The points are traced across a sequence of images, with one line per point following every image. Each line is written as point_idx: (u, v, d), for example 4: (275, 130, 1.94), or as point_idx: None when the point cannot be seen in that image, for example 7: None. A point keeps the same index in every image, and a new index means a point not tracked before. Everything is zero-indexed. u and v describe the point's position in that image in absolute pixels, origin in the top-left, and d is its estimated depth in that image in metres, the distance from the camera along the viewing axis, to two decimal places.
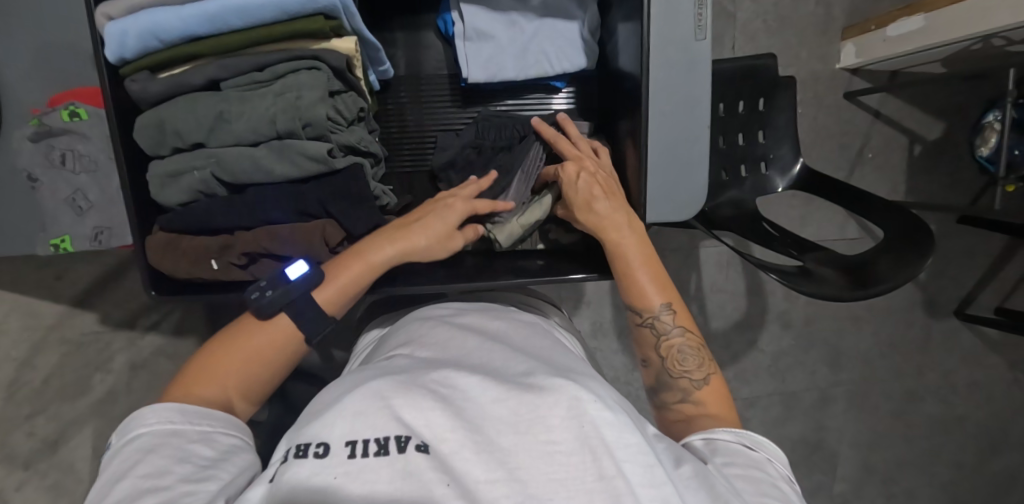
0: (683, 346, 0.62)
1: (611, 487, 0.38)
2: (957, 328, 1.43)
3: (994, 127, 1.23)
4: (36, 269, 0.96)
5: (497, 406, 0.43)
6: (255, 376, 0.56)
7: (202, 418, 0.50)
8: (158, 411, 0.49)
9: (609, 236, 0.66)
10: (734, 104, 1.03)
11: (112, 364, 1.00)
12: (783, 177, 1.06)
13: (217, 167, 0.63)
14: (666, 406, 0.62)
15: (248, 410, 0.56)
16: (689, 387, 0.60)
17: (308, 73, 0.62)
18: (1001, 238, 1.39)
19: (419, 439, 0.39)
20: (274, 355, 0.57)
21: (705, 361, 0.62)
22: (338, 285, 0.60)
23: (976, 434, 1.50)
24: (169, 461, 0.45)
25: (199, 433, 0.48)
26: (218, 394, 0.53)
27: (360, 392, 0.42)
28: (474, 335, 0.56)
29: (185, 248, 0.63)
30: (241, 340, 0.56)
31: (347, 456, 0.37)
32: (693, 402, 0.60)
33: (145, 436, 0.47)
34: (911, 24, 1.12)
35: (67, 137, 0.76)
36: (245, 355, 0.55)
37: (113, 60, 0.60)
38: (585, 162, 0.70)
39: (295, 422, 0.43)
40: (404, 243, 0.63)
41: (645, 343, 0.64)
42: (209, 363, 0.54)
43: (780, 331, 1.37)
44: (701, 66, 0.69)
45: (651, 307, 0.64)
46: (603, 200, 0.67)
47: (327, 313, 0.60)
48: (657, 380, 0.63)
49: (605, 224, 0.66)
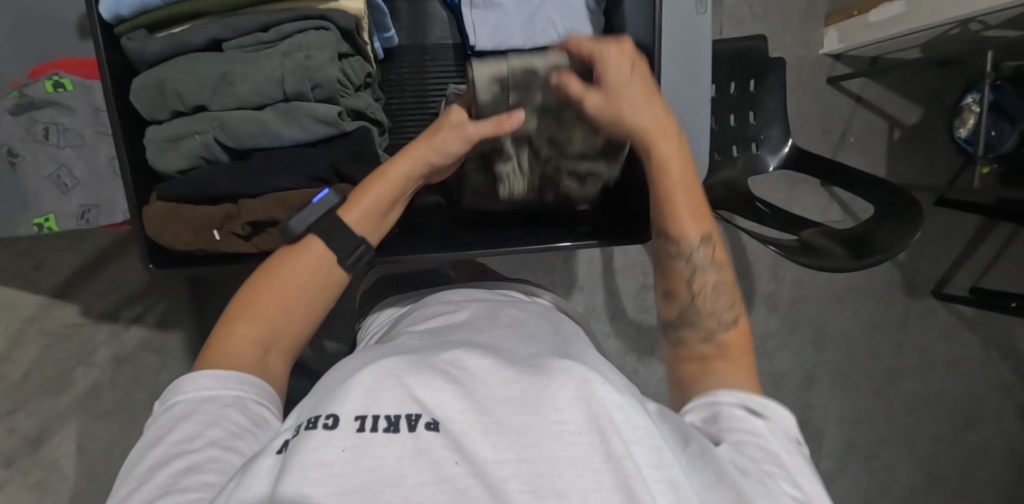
0: (716, 283, 0.60)
1: (619, 469, 0.36)
2: (933, 307, 1.47)
3: (973, 109, 1.25)
4: (13, 258, 0.92)
5: (506, 388, 0.41)
6: (293, 308, 0.53)
7: (235, 384, 0.48)
8: (195, 378, 0.48)
9: (660, 152, 0.60)
10: (727, 84, 1.04)
11: (95, 357, 0.98)
12: (774, 156, 1.06)
13: (220, 131, 0.61)
14: (684, 344, 0.59)
15: (292, 347, 0.54)
16: (717, 327, 0.58)
17: (316, 33, 0.60)
18: (975, 219, 1.43)
19: (430, 417, 0.37)
20: (310, 282, 0.55)
21: (735, 302, 0.60)
22: (364, 203, 0.59)
23: (952, 409, 1.54)
24: (201, 426, 0.44)
25: (232, 398, 0.47)
26: (255, 329, 0.51)
27: (373, 371, 0.41)
28: (483, 321, 0.54)
29: (184, 217, 0.61)
30: (277, 270, 0.54)
31: (357, 430, 0.36)
32: (716, 344, 0.57)
33: (178, 403, 0.46)
34: (891, 10, 1.14)
35: (49, 110, 0.74)
36: (282, 287, 0.53)
37: (108, 17, 0.57)
38: (632, 53, 0.61)
39: (307, 397, 0.43)
40: (415, 152, 0.61)
41: (677, 276, 0.60)
42: (249, 299, 0.52)
43: (767, 312, 1.40)
44: (702, 40, 0.70)
45: (689, 235, 0.60)
46: (650, 104, 0.61)
47: (357, 233, 0.58)
48: (680, 314, 0.60)
49: (653, 133, 0.60)
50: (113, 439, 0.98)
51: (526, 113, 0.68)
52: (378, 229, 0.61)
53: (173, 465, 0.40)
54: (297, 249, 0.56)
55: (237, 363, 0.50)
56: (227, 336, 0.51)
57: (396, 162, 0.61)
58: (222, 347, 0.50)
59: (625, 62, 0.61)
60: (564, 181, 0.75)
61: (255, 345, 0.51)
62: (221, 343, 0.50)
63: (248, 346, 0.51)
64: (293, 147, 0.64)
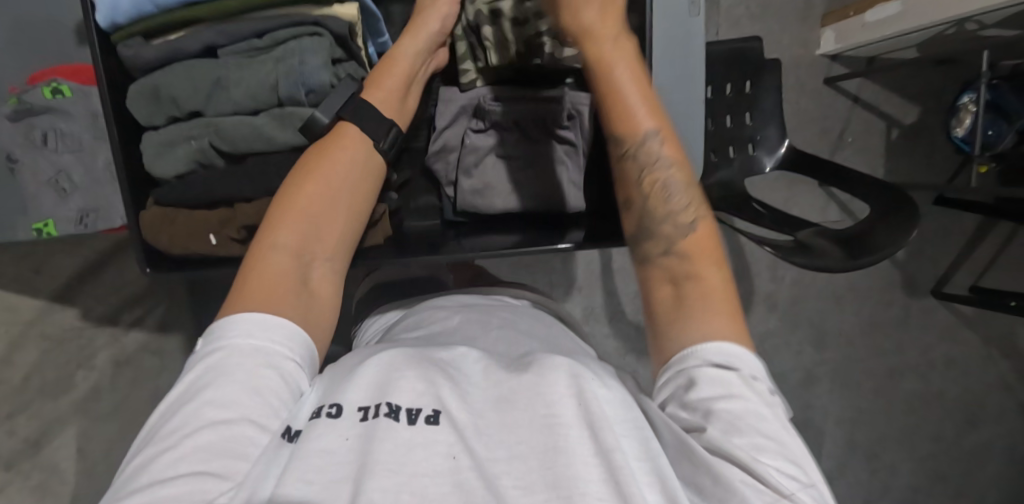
0: (668, 182, 0.56)
1: (608, 462, 0.36)
2: (933, 307, 1.47)
3: (970, 108, 1.25)
4: (15, 262, 0.93)
5: (499, 385, 0.42)
6: (332, 208, 0.53)
7: (282, 339, 0.44)
8: (239, 324, 0.43)
9: (597, 45, 0.56)
10: (723, 86, 1.04)
11: (95, 360, 0.99)
12: (770, 157, 1.07)
13: (215, 136, 0.62)
14: (646, 258, 0.54)
15: (332, 252, 0.53)
16: (674, 233, 0.53)
17: (310, 39, 0.61)
18: (974, 218, 1.44)
19: (430, 409, 0.38)
20: (347, 179, 0.55)
21: (693, 201, 0.55)
22: (382, 83, 0.62)
23: (953, 409, 1.54)
24: (240, 389, 0.40)
25: (276, 360, 0.43)
26: (288, 236, 0.50)
27: (374, 364, 0.41)
28: (480, 324, 0.55)
29: (180, 222, 0.62)
30: (313, 169, 0.54)
31: (359, 419, 0.37)
32: (677, 253, 0.52)
33: (217, 353, 0.42)
34: (886, 9, 1.14)
35: (48, 116, 0.75)
36: (320, 184, 0.53)
37: (104, 24, 0.58)
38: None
39: (313, 391, 0.44)
40: (416, 33, 0.65)
41: (629, 179, 0.57)
42: (288, 204, 0.52)
43: (766, 312, 1.40)
44: (695, 43, 0.71)
45: (636, 133, 0.55)
46: (591, 0, 0.56)
47: (383, 114, 0.60)
48: (638, 224, 0.56)
49: (593, 34, 0.56)
50: (114, 441, 0.99)
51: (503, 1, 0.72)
52: (400, 110, 0.63)
53: (203, 437, 0.37)
54: (328, 161, 0.55)
55: (278, 288, 0.47)
56: (267, 247, 0.49)
57: (402, 43, 0.64)
58: (261, 260, 0.48)
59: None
60: (548, 47, 0.73)
61: (296, 253, 0.49)
62: (260, 257, 0.48)
63: (289, 256, 0.49)
64: (288, 153, 0.64)
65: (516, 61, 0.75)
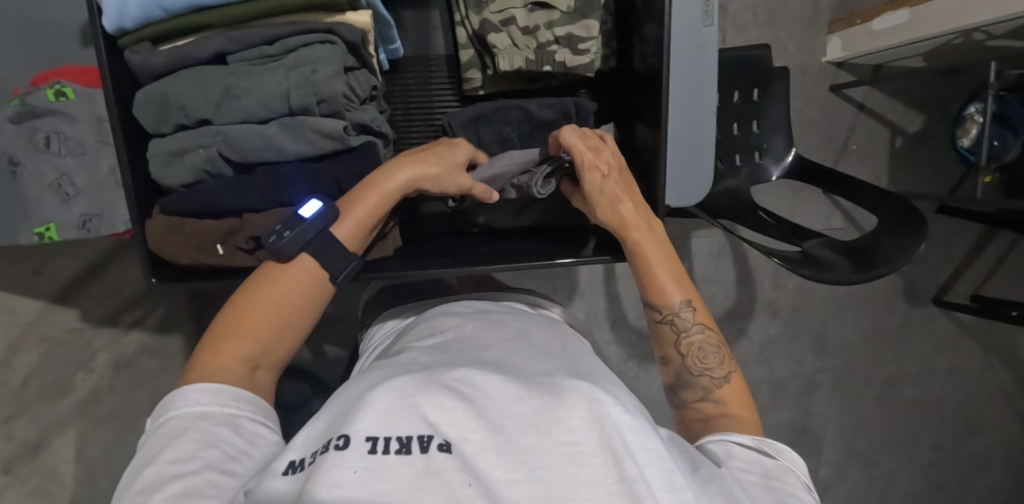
0: (703, 344, 0.60)
1: (631, 491, 0.35)
2: (934, 315, 1.47)
3: (976, 119, 1.24)
4: (12, 262, 0.92)
5: (519, 405, 0.40)
6: (283, 319, 0.53)
7: (231, 402, 0.48)
8: (186, 393, 0.47)
9: (633, 235, 0.64)
10: (730, 93, 1.03)
11: (94, 362, 0.98)
12: (777, 166, 1.06)
13: (224, 145, 0.61)
14: (684, 405, 0.60)
15: (277, 365, 0.54)
16: (710, 385, 0.58)
17: (322, 47, 0.60)
18: (977, 227, 1.43)
19: (441, 438, 0.36)
20: (301, 300, 0.55)
21: (725, 360, 0.59)
22: (353, 220, 0.59)
23: (952, 417, 1.54)
24: (195, 445, 0.43)
25: (227, 416, 0.47)
26: (243, 346, 0.51)
27: (381, 391, 0.39)
28: (495, 334, 0.54)
29: (187, 232, 0.61)
30: (265, 285, 0.54)
31: (368, 452, 0.35)
32: (714, 401, 0.57)
33: (172, 423, 0.45)
34: (895, 19, 1.14)
35: (51, 118, 0.74)
36: (276, 297, 0.53)
37: (111, 29, 0.57)
38: (607, 155, 0.66)
39: (318, 414, 0.42)
40: (415, 168, 0.62)
41: (665, 341, 0.61)
42: (236, 313, 0.52)
43: (768, 319, 1.39)
44: (709, 52, 0.69)
45: (670, 303, 0.61)
46: (625, 199, 0.65)
47: (349, 250, 0.59)
48: (676, 378, 0.60)
49: (628, 222, 0.64)
50: (112, 443, 0.98)
51: (517, 15, 0.73)
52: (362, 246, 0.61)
53: (167, 490, 0.39)
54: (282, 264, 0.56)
55: (222, 381, 0.49)
56: (214, 350, 0.50)
57: (399, 169, 0.61)
58: (208, 363, 0.49)
59: (599, 163, 0.66)
60: (560, 56, 0.74)
61: (244, 362, 0.51)
62: (207, 358, 0.50)
63: (236, 363, 0.50)
64: (298, 163, 0.64)
65: (526, 67, 0.74)
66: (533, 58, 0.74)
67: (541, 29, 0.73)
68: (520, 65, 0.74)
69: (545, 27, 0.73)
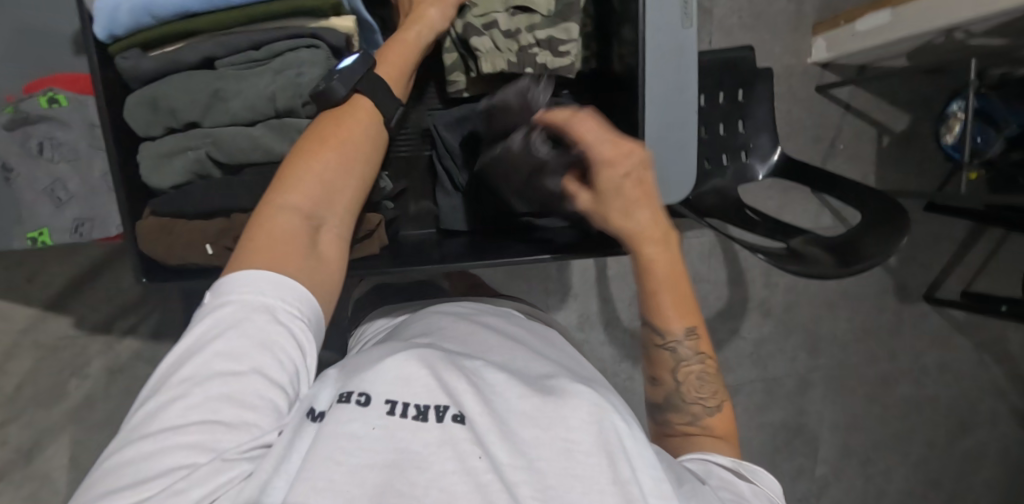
0: (701, 374, 0.62)
1: (625, 493, 0.36)
2: (925, 312, 1.49)
3: (959, 116, 1.26)
4: (7, 269, 0.93)
5: (523, 400, 0.41)
6: (340, 177, 0.54)
7: (292, 298, 0.46)
8: (243, 280, 0.45)
9: (646, 251, 0.61)
10: (714, 95, 1.05)
11: (89, 368, 0.98)
12: (762, 165, 1.08)
13: (213, 148, 0.63)
14: (670, 423, 0.62)
15: (340, 222, 0.54)
16: (700, 413, 0.60)
17: (307, 51, 0.61)
18: (965, 225, 1.45)
19: (457, 409, 0.38)
20: (360, 149, 0.56)
21: (718, 389, 0.61)
22: (391, 60, 0.64)
23: (945, 414, 1.55)
24: (249, 344, 0.42)
25: (286, 314, 0.45)
26: (301, 197, 0.51)
27: (402, 358, 0.42)
28: (495, 334, 0.55)
29: (177, 232, 0.62)
30: (318, 144, 0.54)
31: (386, 412, 0.37)
32: (701, 426, 0.60)
33: (223, 303, 0.44)
34: (875, 20, 1.16)
35: (45, 125, 0.75)
36: (334, 149, 0.54)
37: (103, 36, 0.59)
38: (631, 146, 0.57)
39: (341, 375, 0.44)
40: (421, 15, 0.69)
41: (662, 364, 0.62)
42: (292, 168, 0.52)
43: (761, 317, 1.40)
44: (688, 54, 0.71)
45: (672, 330, 0.62)
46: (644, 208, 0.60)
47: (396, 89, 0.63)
48: (664, 399, 0.62)
49: (643, 234, 0.61)
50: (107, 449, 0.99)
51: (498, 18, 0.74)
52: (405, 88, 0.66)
53: (213, 386, 0.39)
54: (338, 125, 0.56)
55: (289, 252, 0.48)
56: (277, 207, 0.50)
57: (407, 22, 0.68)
58: (269, 231, 0.48)
59: (620, 157, 0.57)
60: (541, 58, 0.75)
61: (306, 219, 0.50)
62: (269, 221, 0.49)
63: (299, 217, 0.50)
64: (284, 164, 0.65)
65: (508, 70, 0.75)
66: (515, 60, 0.74)
67: (523, 32, 0.74)
68: (502, 67, 0.74)
69: (526, 30, 0.74)
